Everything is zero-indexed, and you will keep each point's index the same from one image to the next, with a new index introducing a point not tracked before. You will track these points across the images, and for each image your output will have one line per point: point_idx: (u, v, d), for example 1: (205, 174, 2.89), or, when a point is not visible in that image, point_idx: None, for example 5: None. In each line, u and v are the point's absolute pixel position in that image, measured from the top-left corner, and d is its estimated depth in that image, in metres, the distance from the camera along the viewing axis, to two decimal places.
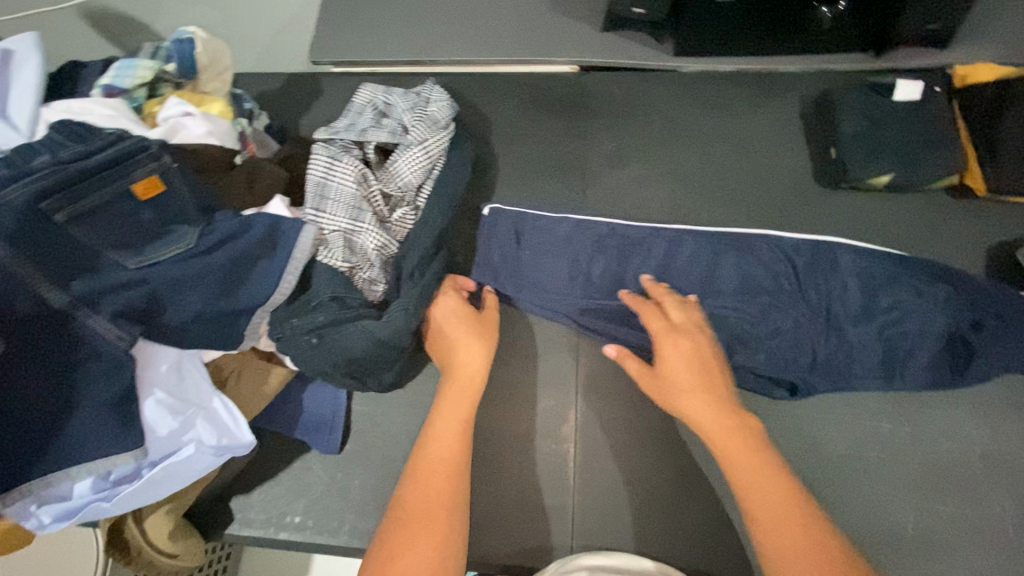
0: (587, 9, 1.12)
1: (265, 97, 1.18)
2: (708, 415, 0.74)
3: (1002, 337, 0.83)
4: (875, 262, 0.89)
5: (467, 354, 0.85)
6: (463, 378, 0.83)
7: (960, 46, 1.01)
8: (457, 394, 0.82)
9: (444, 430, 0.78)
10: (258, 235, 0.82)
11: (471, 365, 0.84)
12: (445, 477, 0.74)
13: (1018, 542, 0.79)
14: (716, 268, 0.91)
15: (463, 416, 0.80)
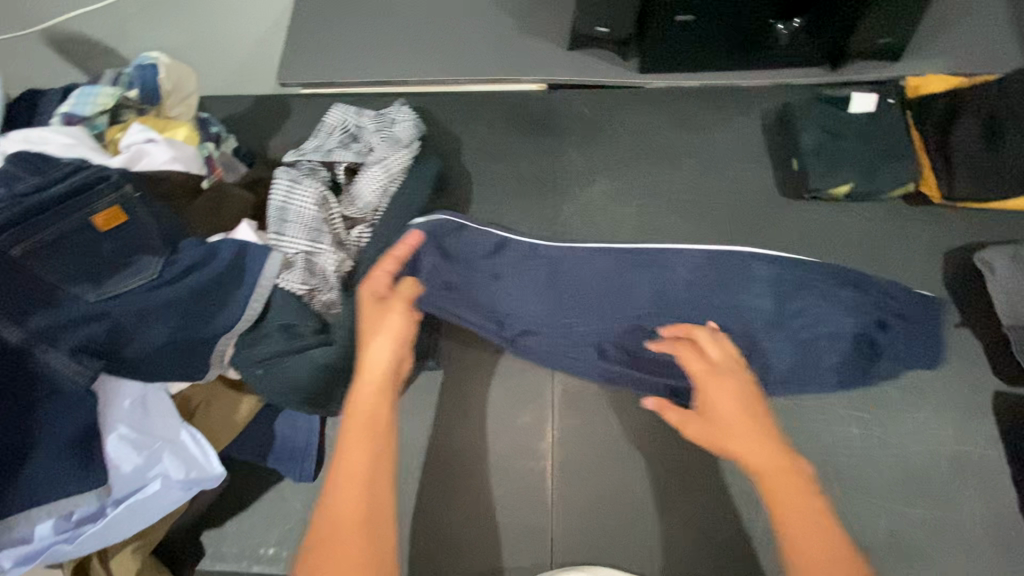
0: (553, 27, 1.13)
1: (234, 121, 1.17)
2: (757, 455, 0.63)
3: (910, 340, 0.84)
4: (795, 271, 0.84)
5: (375, 339, 0.69)
6: (371, 367, 0.69)
7: (913, 57, 1.04)
8: (364, 387, 0.68)
9: (354, 427, 0.65)
10: (222, 264, 0.81)
11: (377, 352, 0.69)
12: (358, 486, 0.62)
13: (987, 541, 0.81)
14: (644, 291, 0.86)
15: (375, 409, 0.67)
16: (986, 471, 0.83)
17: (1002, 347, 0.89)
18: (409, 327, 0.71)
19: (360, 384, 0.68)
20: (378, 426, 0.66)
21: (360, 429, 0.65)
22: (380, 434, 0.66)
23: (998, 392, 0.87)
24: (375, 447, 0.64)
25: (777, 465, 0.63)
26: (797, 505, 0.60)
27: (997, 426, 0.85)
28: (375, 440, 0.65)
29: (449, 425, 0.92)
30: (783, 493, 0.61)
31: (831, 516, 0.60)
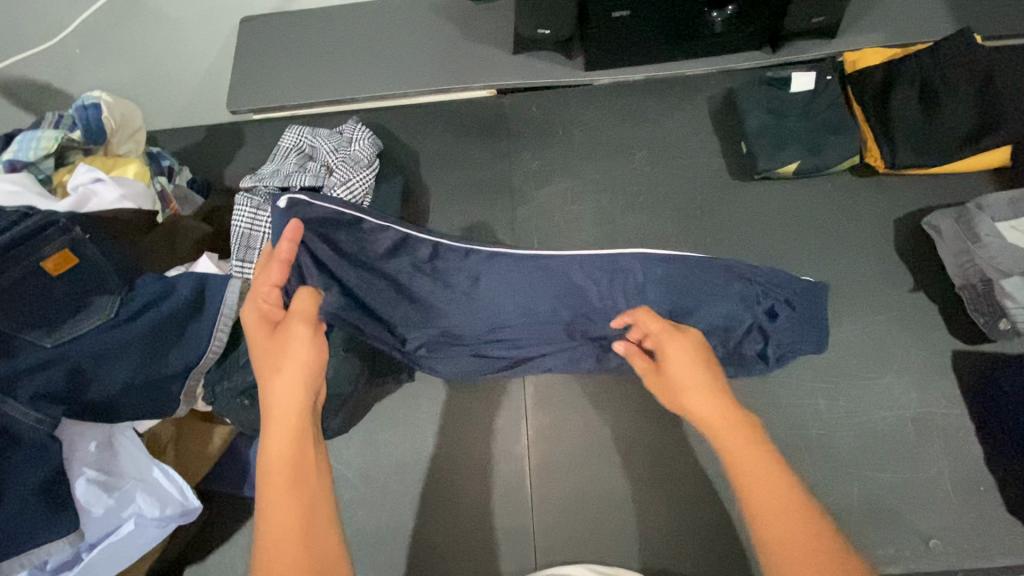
0: (498, 33, 1.14)
1: (188, 152, 1.17)
2: (705, 407, 0.61)
3: (797, 328, 0.84)
4: (675, 271, 0.80)
5: (283, 373, 0.60)
6: (281, 407, 0.59)
7: (848, 34, 1.07)
8: (276, 430, 0.58)
9: (273, 477, 0.56)
10: (183, 297, 0.82)
11: (286, 389, 0.59)
12: (294, 542, 0.53)
13: (956, 497, 0.82)
14: (544, 296, 0.81)
15: (297, 450, 0.57)
16: (950, 430, 0.85)
17: (957, 307, 0.91)
18: (320, 350, 0.62)
19: (274, 428, 0.58)
20: (302, 469, 0.57)
21: (282, 476, 0.56)
22: (308, 477, 0.57)
23: (955, 352, 0.89)
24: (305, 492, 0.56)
25: (726, 426, 0.59)
26: (749, 463, 0.56)
27: (957, 384, 0.87)
28: (306, 485, 0.56)
29: (425, 435, 0.93)
30: (734, 445, 0.57)
31: (789, 471, 0.55)
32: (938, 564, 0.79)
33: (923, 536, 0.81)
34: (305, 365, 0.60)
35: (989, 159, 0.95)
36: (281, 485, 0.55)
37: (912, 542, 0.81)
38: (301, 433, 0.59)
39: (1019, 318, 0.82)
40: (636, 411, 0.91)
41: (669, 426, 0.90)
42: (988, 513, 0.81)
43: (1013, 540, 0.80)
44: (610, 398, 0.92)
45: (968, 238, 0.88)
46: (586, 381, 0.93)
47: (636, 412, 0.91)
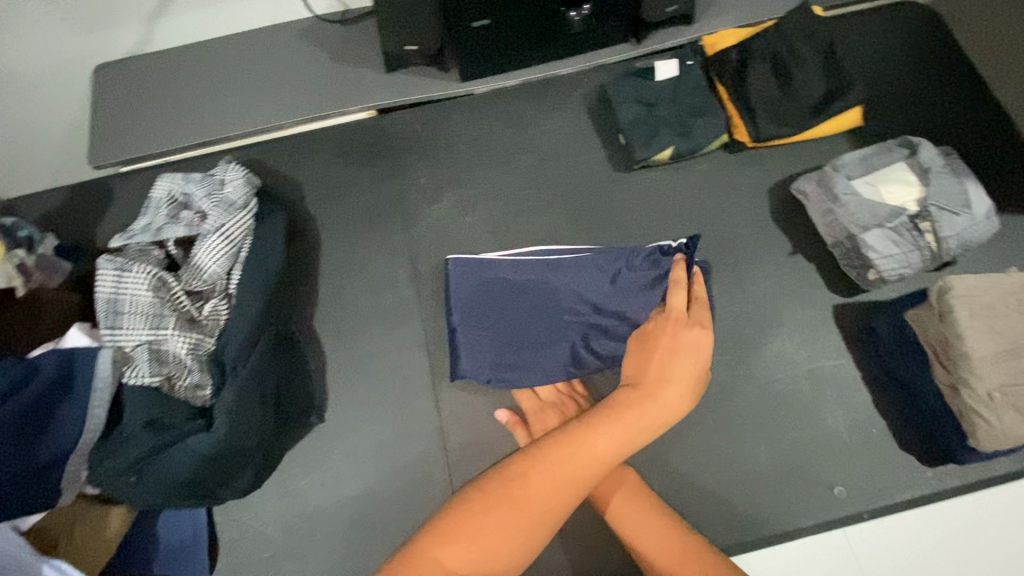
0: (369, 53, 1.12)
1: (48, 216, 1.07)
2: (657, 414, 0.70)
3: None
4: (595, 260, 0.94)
5: (665, 397, 0.71)
6: (584, 438, 0.68)
7: (704, 18, 1.11)
8: (569, 457, 0.67)
9: (516, 482, 0.65)
10: (47, 378, 0.77)
11: (613, 435, 0.68)
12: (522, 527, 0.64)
13: (853, 444, 0.87)
14: (519, 290, 0.94)
15: (568, 479, 0.66)
16: (841, 381, 0.91)
17: (833, 264, 0.97)
18: (681, 407, 0.72)
19: (561, 443, 0.68)
20: (561, 492, 0.66)
21: (533, 490, 0.65)
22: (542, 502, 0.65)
23: (837, 306, 0.94)
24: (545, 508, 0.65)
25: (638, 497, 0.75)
26: (648, 528, 0.71)
27: (841, 336, 0.93)
28: (550, 507, 0.65)
29: (343, 475, 0.90)
30: (627, 518, 0.73)
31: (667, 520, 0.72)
32: (843, 510, 0.84)
33: (829, 485, 0.85)
34: (632, 424, 0.69)
35: (841, 123, 1.02)
36: (534, 488, 0.65)
37: (820, 492, 0.85)
38: (580, 468, 0.66)
39: (883, 267, 0.88)
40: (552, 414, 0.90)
41: None
42: (883, 453, 0.87)
43: (907, 475, 0.86)
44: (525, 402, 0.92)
45: (829, 198, 0.93)
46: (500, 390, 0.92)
47: None
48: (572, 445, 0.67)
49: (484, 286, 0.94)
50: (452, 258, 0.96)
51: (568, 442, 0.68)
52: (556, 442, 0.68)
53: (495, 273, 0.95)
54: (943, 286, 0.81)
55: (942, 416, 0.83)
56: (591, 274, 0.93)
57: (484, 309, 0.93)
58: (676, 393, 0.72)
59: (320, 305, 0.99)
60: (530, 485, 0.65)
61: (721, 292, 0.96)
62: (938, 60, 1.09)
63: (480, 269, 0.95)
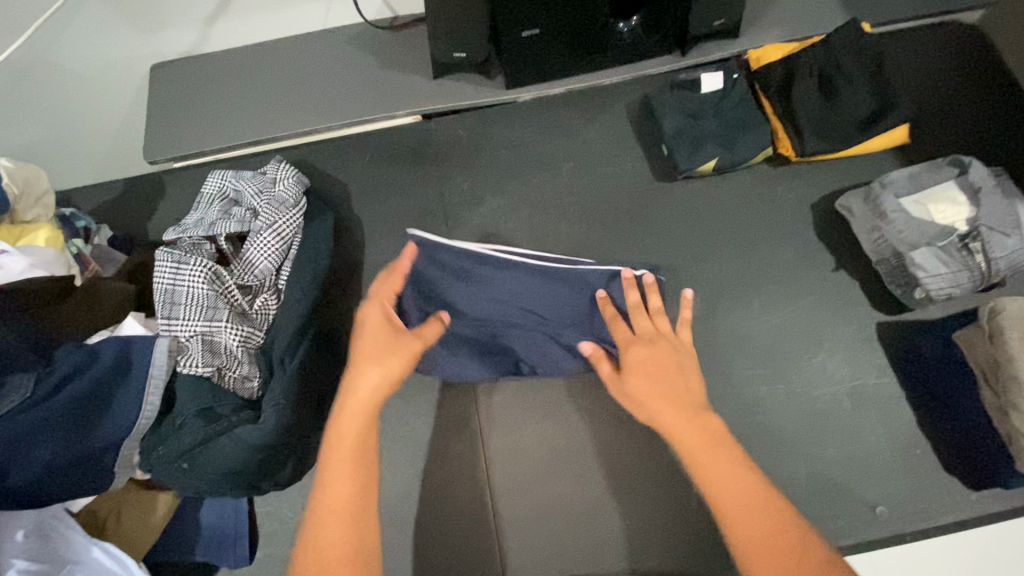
0: (416, 60, 1.15)
1: (105, 208, 1.12)
2: (372, 382, 0.69)
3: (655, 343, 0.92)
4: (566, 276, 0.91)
5: (367, 374, 0.69)
6: (337, 477, 0.63)
7: (750, 33, 1.12)
8: (338, 444, 0.65)
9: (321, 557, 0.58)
10: (106, 363, 0.80)
11: (345, 450, 0.64)
12: (348, 480, 0.63)
13: (897, 463, 0.86)
14: (489, 290, 0.92)
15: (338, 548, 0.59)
16: (884, 400, 0.90)
17: (877, 281, 0.96)
18: (395, 366, 0.70)
19: (329, 482, 0.63)
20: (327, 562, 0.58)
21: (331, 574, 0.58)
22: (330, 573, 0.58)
23: (879, 323, 0.94)
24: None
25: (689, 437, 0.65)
26: (718, 471, 0.62)
27: (885, 355, 0.92)
28: (343, 492, 0.62)
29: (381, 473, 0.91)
30: (698, 454, 0.63)
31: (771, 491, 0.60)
32: (885, 530, 0.83)
33: (871, 504, 0.85)
34: (363, 414, 0.67)
35: (889, 140, 1.01)
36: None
37: (862, 511, 0.84)
38: (346, 507, 0.62)
39: (931, 286, 0.87)
40: (584, 420, 0.91)
41: (627, 427, 0.90)
42: (927, 474, 0.86)
43: (952, 497, 0.84)
44: (567, 404, 0.92)
45: (875, 215, 0.93)
46: (538, 390, 0.93)
47: (591, 421, 0.91)
48: (338, 491, 0.62)
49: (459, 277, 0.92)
50: (415, 232, 0.93)
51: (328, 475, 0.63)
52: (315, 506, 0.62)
53: (484, 269, 0.92)
54: (994, 306, 0.81)
55: (990, 435, 0.83)
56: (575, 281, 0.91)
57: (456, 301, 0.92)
58: (377, 338, 0.72)
59: (363, 303, 1.01)
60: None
61: (762, 305, 0.96)
62: (985, 79, 1.08)
63: (443, 253, 0.92)
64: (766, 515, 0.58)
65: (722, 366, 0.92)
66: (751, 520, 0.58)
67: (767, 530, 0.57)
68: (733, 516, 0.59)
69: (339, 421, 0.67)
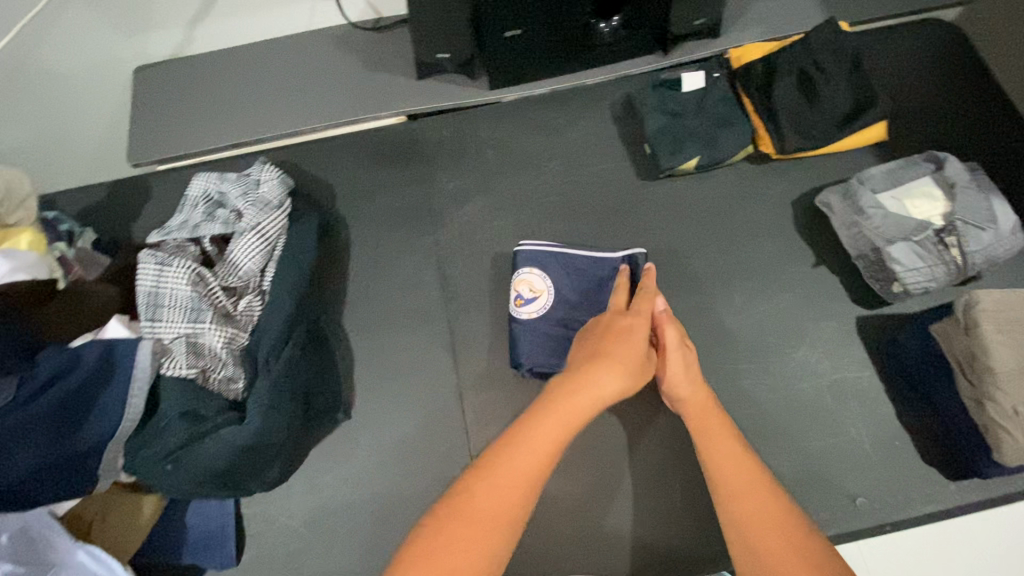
0: (401, 60, 1.15)
1: (89, 211, 1.12)
2: (611, 382, 0.68)
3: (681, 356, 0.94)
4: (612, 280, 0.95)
5: (600, 377, 0.67)
6: (595, 377, 0.68)
7: (731, 32, 1.13)
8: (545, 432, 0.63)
9: (503, 469, 0.60)
10: (90, 365, 0.80)
11: (546, 436, 0.63)
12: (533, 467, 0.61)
13: (877, 455, 0.88)
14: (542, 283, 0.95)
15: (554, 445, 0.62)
16: (864, 394, 0.91)
17: (857, 276, 0.97)
18: (631, 376, 0.69)
19: (560, 399, 0.65)
20: (554, 458, 0.62)
21: (504, 478, 0.59)
22: (548, 470, 0.62)
23: (859, 318, 0.95)
24: (524, 495, 0.59)
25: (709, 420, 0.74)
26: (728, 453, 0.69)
27: (865, 349, 0.93)
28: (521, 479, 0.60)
29: (368, 472, 0.91)
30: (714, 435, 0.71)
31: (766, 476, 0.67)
32: (866, 521, 0.85)
33: (852, 496, 0.86)
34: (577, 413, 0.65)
35: (869, 136, 1.02)
36: (481, 514, 0.57)
37: (843, 502, 0.86)
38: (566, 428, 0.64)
39: (908, 279, 0.89)
40: None
41: (614, 424, 0.91)
42: (906, 465, 0.87)
43: (930, 488, 0.86)
44: None
45: (854, 211, 0.94)
46: (524, 388, 0.94)
47: None
48: (588, 394, 0.66)
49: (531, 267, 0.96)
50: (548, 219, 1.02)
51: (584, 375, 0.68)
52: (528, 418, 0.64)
53: (531, 265, 0.95)
54: (969, 299, 0.81)
55: (966, 429, 0.83)
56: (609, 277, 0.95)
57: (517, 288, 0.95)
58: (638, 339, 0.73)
59: (349, 304, 1.01)
60: (475, 507, 0.57)
61: (744, 301, 0.97)
62: (963, 76, 1.10)
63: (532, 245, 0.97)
64: (764, 493, 0.64)
65: (705, 362, 0.93)
66: (750, 494, 0.64)
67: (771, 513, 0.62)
68: (735, 490, 0.65)
69: (551, 410, 0.64)
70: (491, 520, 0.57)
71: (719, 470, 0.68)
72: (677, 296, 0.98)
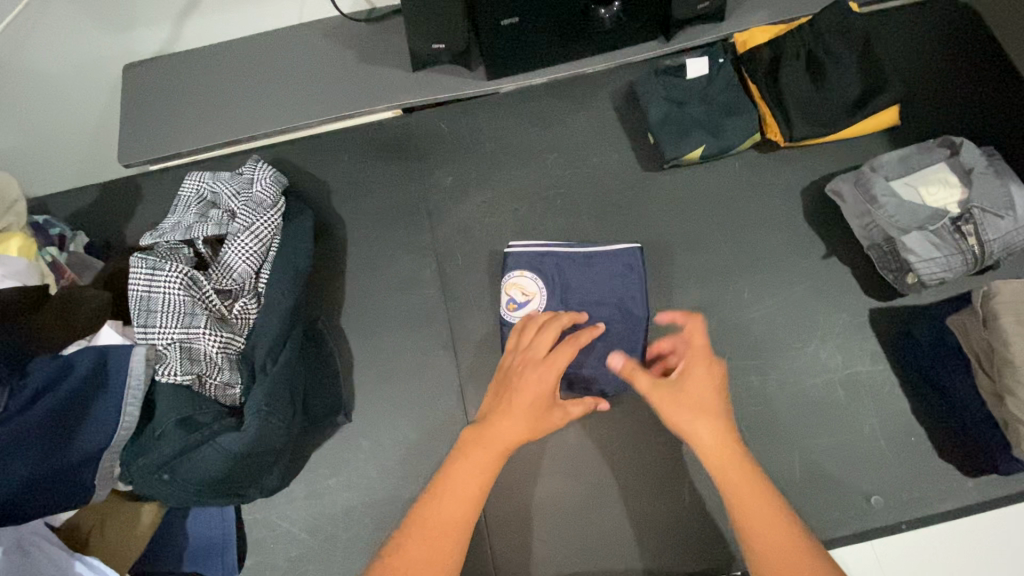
0: (395, 51, 1.12)
1: (81, 214, 1.09)
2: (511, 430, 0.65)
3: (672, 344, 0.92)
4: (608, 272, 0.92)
5: (498, 429, 0.65)
6: (503, 433, 0.65)
7: (735, 16, 1.09)
8: (456, 488, 0.62)
9: (429, 526, 0.60)
10: (82, 374, 0.77)
11: (464, 489, 0.62)
12: (458, 511, 0.61)
13: (892, 452, 0.85)
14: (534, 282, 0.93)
15: (476, 495, 0.62)
16: (877, 388, 0.88)
17: (869, 267, 0.94)
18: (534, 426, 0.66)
19: (467, 455, 0.64)
20: (471, 509, 0.61)
21: (427, 531, 0.60)
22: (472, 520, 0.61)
23: (871, 310, 0.92)
24: (449, 547, 0.59)
25: (726, 458, 0.64)
26: (746, 488, 0.62)
27: (877, 342, 0.91)
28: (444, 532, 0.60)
29: (370, 476, 0.89)
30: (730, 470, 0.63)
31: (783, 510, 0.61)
32: (880, 519, 0.82)
33: (866, 494, 0.84)
34: (483, 466, 0.63)
35: (880, 121, 0.98)
36: (414, 565, 0.58)
37: (856, 500, 0.83)
38: (483, 482, 0.63)
39: (922, 271, 0.86)
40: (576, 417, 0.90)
41: (620, 423, 0.89)
42: (921, 461, 0.85)
43: (947, 485, 0.83)
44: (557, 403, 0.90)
45: (866, 200, 0.91)
46: None
47: (582, 417, 0.89)
48: (493, 442, 0.64)
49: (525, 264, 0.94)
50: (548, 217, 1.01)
51: (502, 424, 0.65)
52: (443, 476, 0.64)
53: (522, 265, 0.93)
54: (987, 290, 0.79)
55: (986, 425, 0.81)
56: (601, 272, 0.92)
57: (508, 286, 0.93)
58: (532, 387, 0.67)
59: (348, 304, 0.99)
60: (406, 564, 0.58)
61: (752, 294, 0.94)
62: (977, 58, 1.06)
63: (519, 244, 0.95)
64: (780, 530, 0.60)
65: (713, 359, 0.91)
66: (767, 530, 0.60)
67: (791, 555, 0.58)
68: (751, 526, 0.61)
69: (460, 460, 0.64)
70: (431, 570, 0.58)
71: (741, 509, 0.61)
72: (683, 290, 0.95)
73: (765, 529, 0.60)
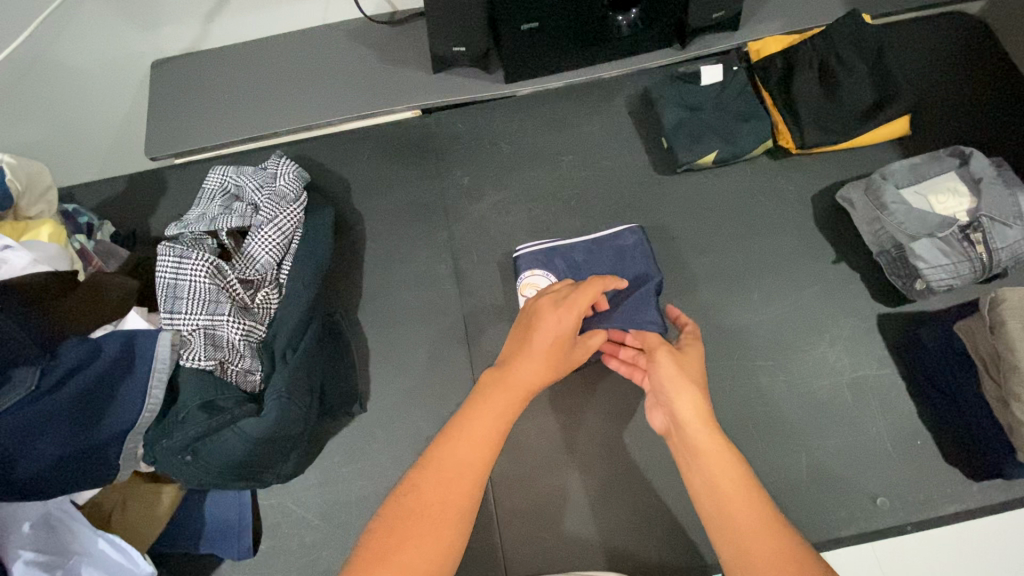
0: (416, 54, 1.15)
1: (108, 204, 1.12)
2: (533, 370, 0.66)
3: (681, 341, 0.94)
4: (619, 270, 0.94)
5: (521, 370, 0.66)
6: (527, 376, 0.66)
7: (750, 25, 1.12)
8: (476, 430, 0.62)
9: (444, 466, 0.59)
10: (110, 357, 0.79)
11: (486, 425, 0.62)
12: (479, 449, 0.61)
13: (897, 455, 0.86)
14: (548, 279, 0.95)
15: (499, 434, 0.62)
16: (884, 392, 0.90)
17: (878, 273, 0.96)
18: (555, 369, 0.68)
19: (491, 393, 0.64)
20: (493, 447, 0.61)
21: (446, 469, 0.59)
22: (490, 461, 0.61)
23: (879, 315, 0.94)
24: (467, 489, 0.58)
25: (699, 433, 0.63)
26: (713, 460, 0.61)
27: (885, 347, 0.92)
28: (461, 469, 0.59)
29: (383, 465, 0.91)
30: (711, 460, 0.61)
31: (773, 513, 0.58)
32: (886, 520, 0.83)
33: (872, 495, 0.85)
34: (505, 404, 0.64)
35: (888, 131, 1.01)
36: (430, 505, 0.57)
37: (862, 502, 0.85)
38: (507, 420, 0.63)
39: (932, 277, 0.87)
40: (586, 414, 0.91)
41: (629, 421, 0.91)
42: (927, 465, 0.86)
43: (952, 489, 0.84)
44: (566, 402, 0.92)
45: (876, 207, 0.93)
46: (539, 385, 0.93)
47: (591, 414, 0.91)
48: (515, 383, 0.65)
49: (538, 261, 0.96)
50: (563, 217, 1.03)
51: (523, 366, 0.66)
52: (463, 416, 0.63)
53: (536, 263, 0.95)
54: (996, 297, 0.80)
55: (991, 427, 0.82)
56: (607, 260, 0.95)
57: (522, 280, 0.95)
58: (554, 332, 0.68)
59: (365, 298, 1.01)
60: (423, 502, 0.57)
61: (762, 297, 0.96)
62: (986, 71, 1.08)
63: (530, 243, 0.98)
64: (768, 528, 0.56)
65: (722, 359, 0.92)
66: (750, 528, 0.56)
67: (756, 530, 0.56)
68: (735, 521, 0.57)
69: (483, 399, 0.64)
70: (448, 506, 0.57)
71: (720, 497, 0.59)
72: (693, 291, 0.97)
73: (733, 499, 0.58)
